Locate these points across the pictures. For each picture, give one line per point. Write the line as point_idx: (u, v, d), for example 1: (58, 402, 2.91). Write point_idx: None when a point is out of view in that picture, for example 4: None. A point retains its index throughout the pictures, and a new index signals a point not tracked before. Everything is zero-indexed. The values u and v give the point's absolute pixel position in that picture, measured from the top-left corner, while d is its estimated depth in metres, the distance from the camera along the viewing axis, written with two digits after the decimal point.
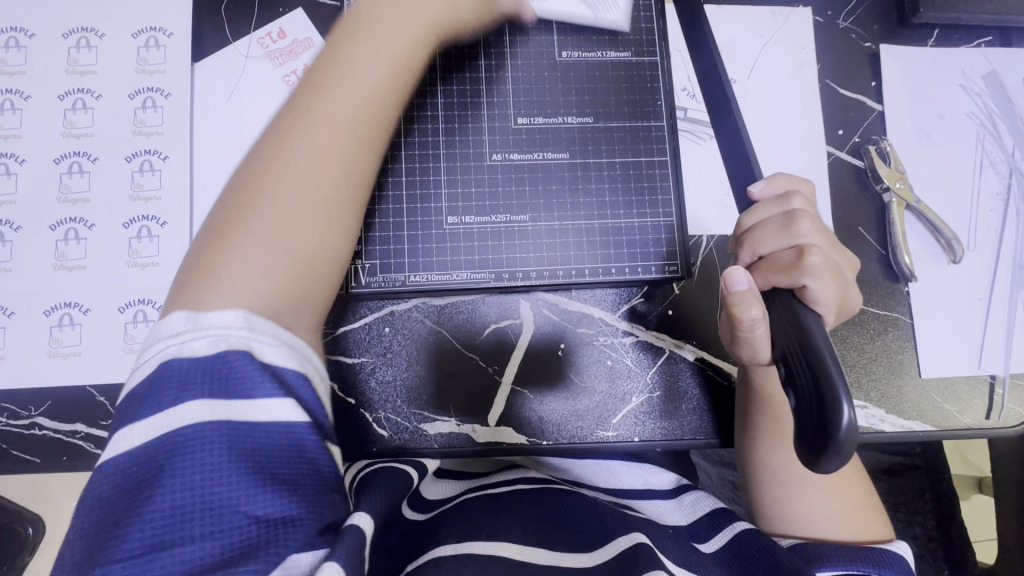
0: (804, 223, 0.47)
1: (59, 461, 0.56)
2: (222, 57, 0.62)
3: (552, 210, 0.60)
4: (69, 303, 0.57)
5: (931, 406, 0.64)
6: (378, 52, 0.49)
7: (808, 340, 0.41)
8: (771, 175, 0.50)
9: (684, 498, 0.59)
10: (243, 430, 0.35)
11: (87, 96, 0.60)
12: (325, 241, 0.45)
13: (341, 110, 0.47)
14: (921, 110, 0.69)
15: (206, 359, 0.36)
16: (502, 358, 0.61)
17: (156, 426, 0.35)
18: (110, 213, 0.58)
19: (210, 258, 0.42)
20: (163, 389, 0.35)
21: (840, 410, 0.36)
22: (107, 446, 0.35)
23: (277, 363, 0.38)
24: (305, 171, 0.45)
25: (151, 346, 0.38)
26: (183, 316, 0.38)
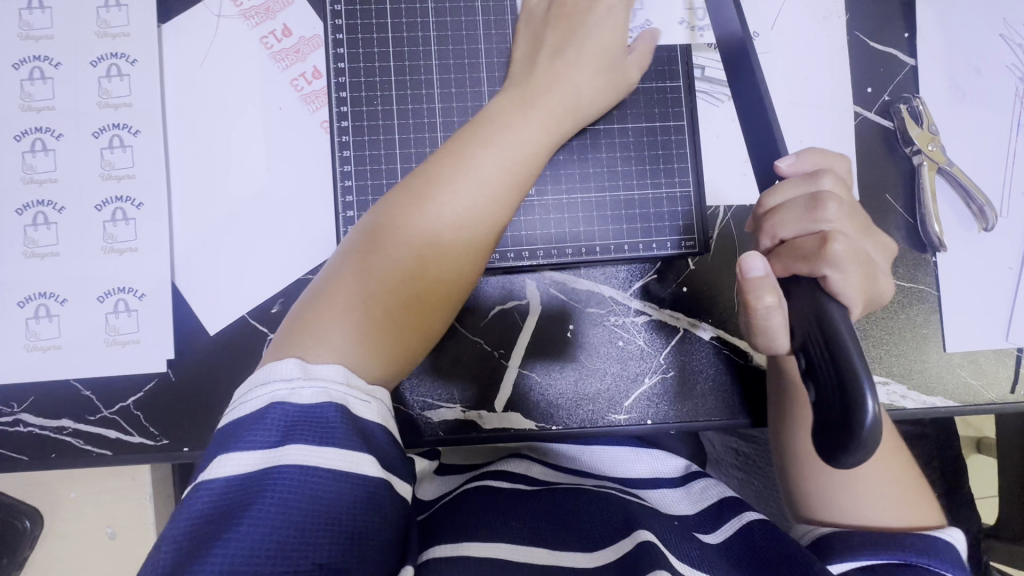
0: (831, 207, 0.41)
1: (47, 459, 0.53)
2: (191, 18, 0.56)
3: (560, 183, 0.56)
4: (44, 294, 0.53)
5: (955, 381, 0.61)
6: (554, 91, 0.50)
7: (829, 329, 0.38)
8: (799, 151, 0.46)
9: (693, 485, 0.57)
10: (328, 479, 0.34)
11: (45, 64, 0.54)
12: (440, 283, 0.44)
13: (514, 142, 0.47)
14: (956, 63, 0.63)
15: (310, 411, 0.35)
16: (509, 341, 0.58)
17: (255, 459, 0.34)
18: (81, 193, 0.54)
19: (320, 309, 0.41)
20: (267, 431, 0.35)
21: (869, 406, 0.34)
22: (205, 470, 0.34)
23: (371, 424, 0.37)
24: (442, 213, 0.44)
25: (259, 386, 0.37)
26: (296, 365, 0.37)
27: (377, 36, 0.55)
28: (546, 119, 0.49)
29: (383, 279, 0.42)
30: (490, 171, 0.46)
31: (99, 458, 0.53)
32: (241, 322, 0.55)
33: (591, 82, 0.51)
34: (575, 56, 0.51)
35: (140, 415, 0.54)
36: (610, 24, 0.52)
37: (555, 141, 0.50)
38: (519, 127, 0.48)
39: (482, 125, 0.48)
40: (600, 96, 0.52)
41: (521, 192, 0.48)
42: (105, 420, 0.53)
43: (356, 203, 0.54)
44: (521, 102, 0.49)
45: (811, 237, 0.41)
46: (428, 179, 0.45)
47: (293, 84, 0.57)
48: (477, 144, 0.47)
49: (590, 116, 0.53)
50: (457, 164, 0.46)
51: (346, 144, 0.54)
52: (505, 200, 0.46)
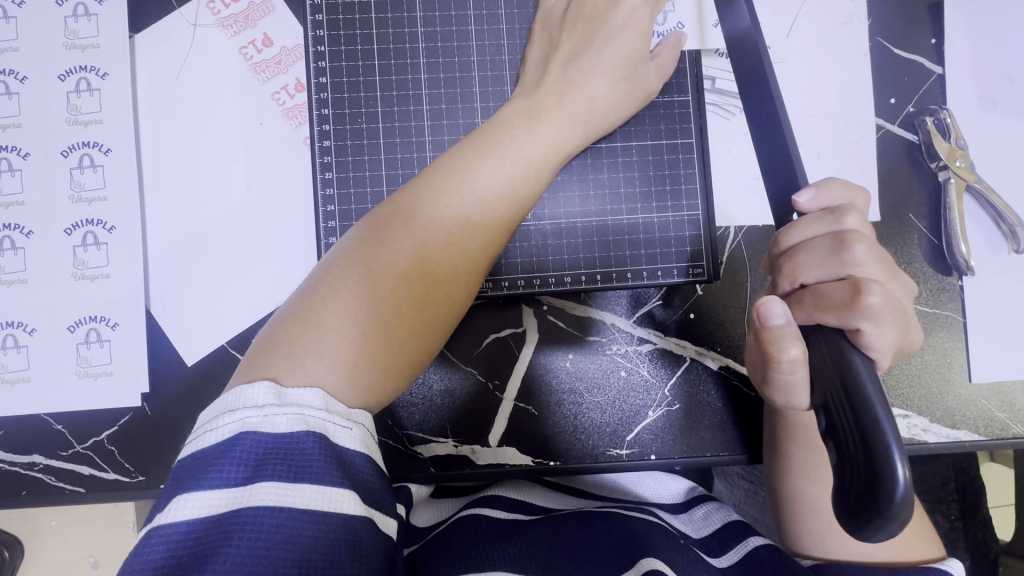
0: (859, 249, 0.37)
1: (18, 496, 0.50)
2: (164, 26, 0.52)
3: (558, 206, 0.52)
4: (12, 323, 0.50)
5: (980, 414, 0.57)
6: (564, 102, 0.46)
7: (854, 388, 0.33)
8: (823, 180, 0.40)
9: (696, 510, 0.52)
10: (304, 518, 0.30)
11: (11, 78, 0.51)
12: (429, 311, 0.40)
13: (517, 155, 0.43)
14: (987, 72, 0.59)
15: (284, 442, 0.32)
16: (504, 372, 0.54)
17: (220, 498, 0.31)
18: (49, 216, 0.51)
19: (296, 332, 0.37)
20: (235, 466, 0.31)
21: (897, 474, 0.29)
22: (164, 510, 0.31)
23: (353, 455, 0.34)
24: (434, 232, 0.41)
25: (227, 413, 0.33)
26: (268, 391, 0.33)
27: (362, 47, 0.51)
28: (554, 131, 0.45)
29: (368, 299, 0.38)
30: (485, 185, 0.42)
31: (72, 496, 0.50)
32: (220, 351, 0.51)
33: (606, 91, 0.47)
34: (589, 65, 0.47)
35: (114, 450, 0.51)
36: (633, 29, 0.48)
37: (560, 159, 0.46)
38: (523, 139, 0.44)
39: (482, 135, 0.44)
40: (620, 104, 0.48)
41: (519, 210, 0.44)
42: (77, 455, 0.51)
43: (339, 228, 0.51)
44: (527, 112, 0.45)
45: (838, 284, 0.37)
46: (419, 193, 0.42)
47: (273, 98, 0.53)
48: (475, 156, 0.43)
49: (604, 130, 0.49)
50: (454, 178, 0.42)
51: (329, 164, 0.51)
52: (501, 218, 0.43)
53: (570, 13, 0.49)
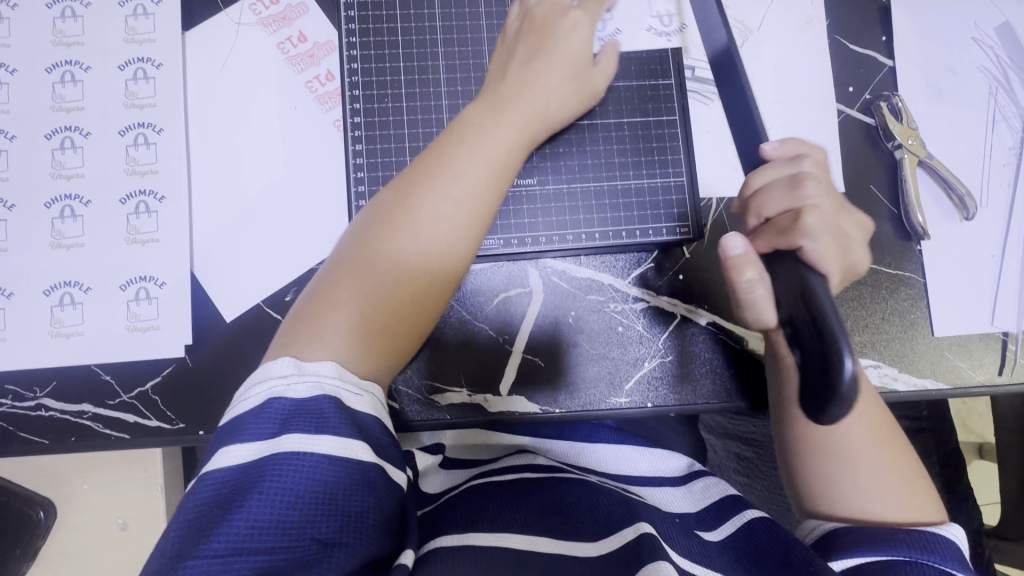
0: (810, 185, 0.45)
1: (67, 442, 0.55)
2: (213, 25, 0.60)
3: (559, 175, 0.59)
4: (69, 283, 0.56)
5: (943, 365, 0.63)
6: (529, 96, 0.52)
7: (811, 298, 0.40)
8: (785, 138, 0.49)
9: (693, 485, 0.59)
10: (326, 464, 0.36)
11: (76, 68, 0.58)
12: (429, 284, 0.47)
13: (494, 144, 0.49)
14: (932, 64, 0.67)
15: (305, 404, 0.38)
16: (512, 327, 0.60)
17: (255, 449, 0.36)
18: (106, 188, 0.57)
19: (315, 316, 0.44)
20: (267, 423, 0.37)
21: (846, 367, 0.36)
22: (207, 463, 0.36)
23: (362, 416, 0.40)
24: (428, 217, 0.46)
25: (258, 384, 0.39)
26: (290, 363, 0.39)
27: (387, 39, 0.58)
28: (518, 120, 0.51)
29: (376, 276, 0.45)
30: (466, 170, 0.48)
31: (118, 441, 0.55)
32: (256, 309, 0.57)
33: (567, 78, 0.54)
34: (556, 57, 0.54)
35: (157, 399, 0.56)
36: (577, 36, 0.55)
37: (530, 142, 0.52)
38: (494, 129, 0.50)
39: (457, 130, 0.50)
40: (575, 99, 0.55)
41: (503, 186, 0.50)
42: (124, 404, 0.55)
43: (368, 193, 0.57)
44: (493, 105, 0.51)
45: (789, 213, 0.45)
46: (411, 181, 0.48)
47: (307, 86, 0.60)
48: (455, 148, 0.49)
49: (560, 120, 0.56)
50: (440, 169, 0.48)
51: (358, 138, 0.57)
52: (487, 198, 0.49)
53: (523, 25, 0.56)
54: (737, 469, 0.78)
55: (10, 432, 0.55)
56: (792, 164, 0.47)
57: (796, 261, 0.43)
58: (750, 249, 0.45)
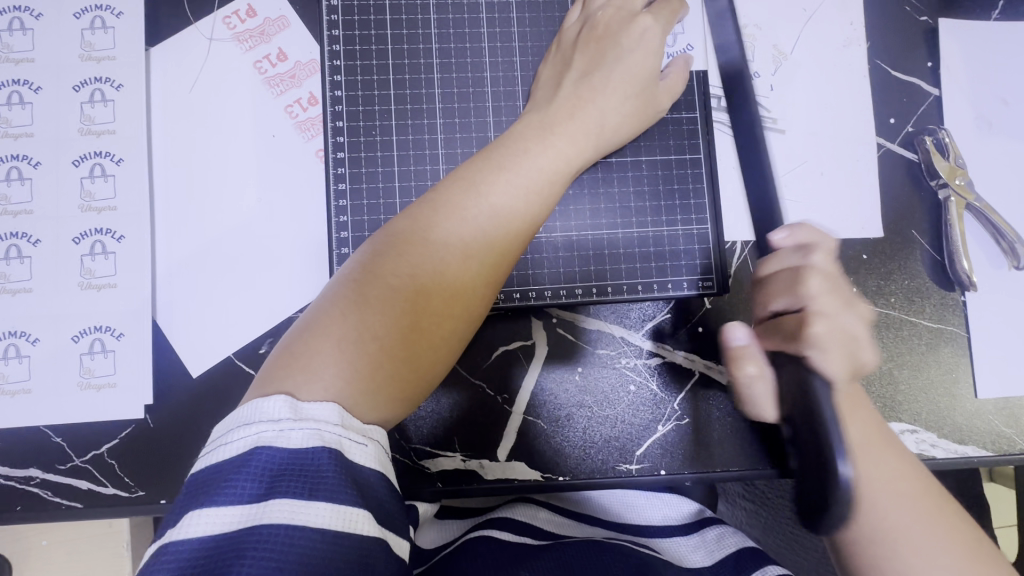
0: (812, 283, 0.41)
1: (12, 512, 0.49)
2: (181, 41, 0.53)
3: (568, 218, 0.52)
4: (15, 332, 0.49)
5: (988, 429, 0.57)
6: (581, 115, 0.46)
7: (814, 405, 0.40)
8: (795, 222, 0.44)
9: (707, 533, 0.54)
10: (320, 538, 0.30)
11: (25, 89, 0.51)
12: (444, 325, 0.40)
13: (531, 168, 0.43)
14: (983, 95, 0.61)
15: (299, 458, 0.32)
16: (511, 385, 0.54)
17: (235, 514, 0.30)
18: (59, 225, 0.50)
19: (310, 344, 0.37)
20: (252, 481, 0.31)
21: (843, 479, 0.38)
22: (177, 526, 0.30)
23: (367, 472, 0.34)
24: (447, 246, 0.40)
25: (243, 427, 0.33)
26: (285, 405, 0.33)
27: (376, 62, 0.52)
28: (567, 143, 0.45)
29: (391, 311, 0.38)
30: (502, 197, 0.42)
31: (70, 511, 0.49)
32: (226, 363, 0.51)
33: (627, 97, 0.48)
34: (610, 75, 0.47)
35: (114, 464, 0.50)
36: (645, 48, 0.49)
37: (574, 171, 0.46)
38: (535, 152, 0.44)
39: (496, 149, 0.44)
40: (628, 122, 0.49)
41: (537, 218, 0.44)
42: (76, 469, 0.49)
43: (351, 238, 0.51)
44: (540, 126, 0.46)
45: (795, 315, 0.42)
46: (436, 205, 0.42)
47: (287, 110, 0.54)
48: (490, 169, 0.43)
49: (614, 145, 0.49)
50: (470, 192, 0.42)
51: (342, 175, 0.51)
52: (518, 231, 0.42)
53: (583, 33, 0.50)
54: (742, 494, 0.73)
55: None
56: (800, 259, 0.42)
57: (801, 367, 0.41)
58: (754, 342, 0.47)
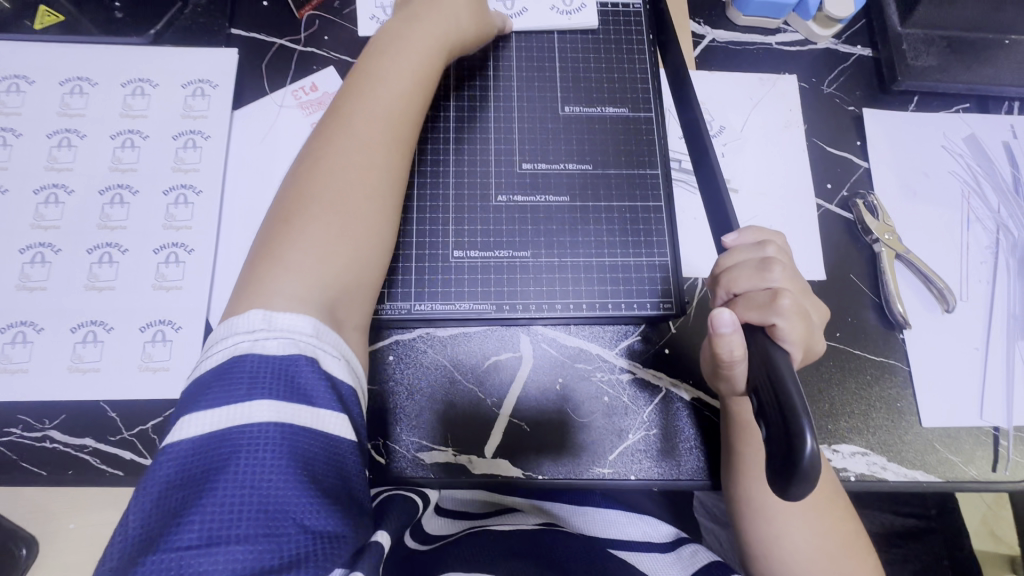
0: (776, 269, 0.48)
1: (64, 475, 0.57)
2: (259, 106, 0.69)
3: (552, 250, 0.64)
4: (95, 321, 0.60)
5: (935, 457, 0.63)
6: (376, 92, 0.56)
7: (777, 375, 0.42)
8: (743, 227, 0.52)
9: (683, 551, 0.58)
10: (297, 435, 0.38)
11: (136, 136, 0.66)
12: (357, 251, 0.51)
13: (355, 136, 0.54)
14: (906, 168, 0.73)
15: (277, 362, 0.41)
16: (501, 390, 0.62)
17: (222, 419, 0.38)
18: (144, 239, 0.63)
19: (263, 260, 0.48)
20: (236, 386, 0.39)
21: (807, 448, 0.37)
22: (172, 434, 0.38)
23: (337, 377, 0.43)
24: (350, 199, 0.52)
25: (222, 340, 0.43)
26: (259, 315, 0.43)
27: None
28: (372, 121, 0.55)
29: (315, 227, 0.50)
30: (354, 152, 0.54)
31: (113, 478, 0.57)
32: None
33: (416, 83, 0.58)
34: (371, 69, 0.58)
35: (156, 438, 0.58)
36: (464, 18, 0.63)
37: (405, 125, 0.57)
38: (360, 126, 0.55)
39: (325, 130, 0.55)
40: (465, 42, 0.64)
41: (405, 127, 0.57)
42: (123, 440, 0.58)
43: None
44: (333, 112, 0.56)
45: (764, 292, 0.48)
46: (315, 160, 0.53)
47: None
48: (330, 143, 0.54)
49: (461, 55, 0.64)
50: (344, 162, 0.53)
51: None
52: (406, 124, 0.57)
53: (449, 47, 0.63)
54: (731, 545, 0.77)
55: (12, 462, 0.57)
56: (759, 268, 0.49)
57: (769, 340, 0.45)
58: (739, 327, 0.45)
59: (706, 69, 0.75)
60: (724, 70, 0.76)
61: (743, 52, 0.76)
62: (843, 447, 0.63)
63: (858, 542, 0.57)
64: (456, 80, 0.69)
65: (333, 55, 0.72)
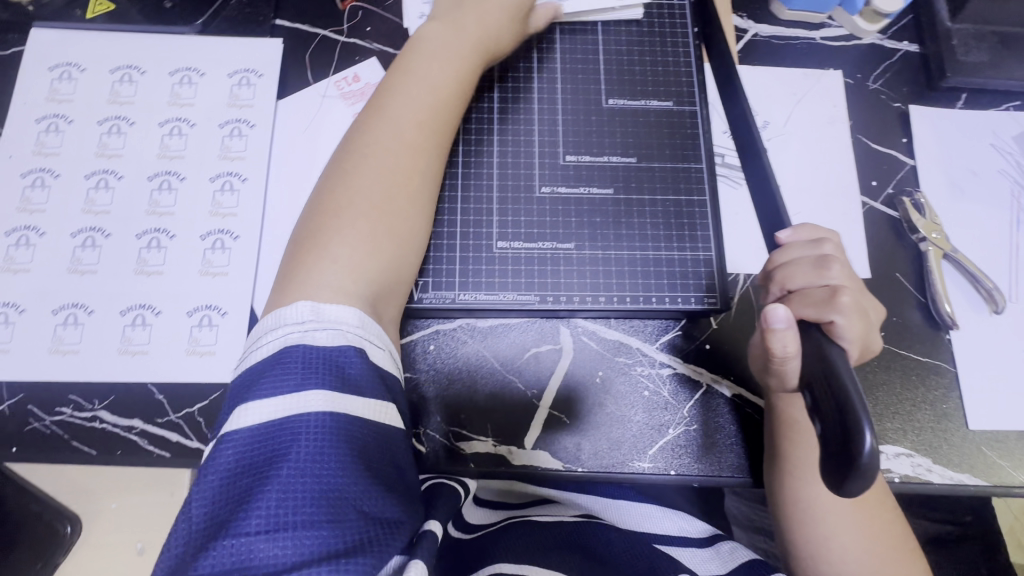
0: (835, 267, 0.47)
1: (113, 455, 0.58)
2: (303, 96, 0.70)
3: (594, 243, 0.63)
4: (143, 305, 0.61)
5: (982, 460, 0.62)
6: (426, 83, 0.59)
7: (832, 371, 0.41)
8: (799, 223, 0.50)
9: (720, 546, 0.58)
10: (352, 423, 0.41)
11: (183, 124, 0.67)
12: (398, 242, 0.53)
13: (403, 119, 0.56)
14: (955, 166, 0.71)
15: (326, 353, 0.43)
16: (541, 382, 0.62)
17: (279, 405, 0.40)
18: (191, 225, 0.64)
19: (304, 260, 0.50)
20: (290, 374, 0.41)
21: (866, 443, 0.37)
22: (230, 422, 0.40)
23: (382, 367, 0.46)
24: (386, 188, 0.54)
25: (273, 330, 0.45)
26: (307, 308, 0.45)
27: None
28: (418, 108, 0.57)
29: (352, 217, 0.52)
30: (396, 130, 0.56)
31: (160, 458, 0.58)
32: None
33: (461, 77, 0.61)
34: (417, 63, 0.60)
35: (202, 421, 0.59)
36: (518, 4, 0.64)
37: (445, 106, 0.59)
38: (401, 108, 0.57)
39: (371, 116, 0.57)
40: (512, 24, 0.64)
41: (447, 107, 0.59)
42: (170, 422, 0.59)
43: None
44: (378, 98, 0.58)
45: (821, 289, 0.46)
46: (354, 150, 0.55)
47: None
48: (372, 126, 0.56)
49: (507, 45, 0.65)
50: (382, 148, 0.55)
51: None
52: (446, 100, 0.59)
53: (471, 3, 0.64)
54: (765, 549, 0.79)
55: (63, 441, 0.58)
56: (817, 265, 0.47)
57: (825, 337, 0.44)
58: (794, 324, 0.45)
59: (749, 63, 0.74)
60: (767, 65, 0.75)
61: (787, 46, 0.75)
62: (887, 448, 0.62)
63: (904, 542, 0.56)
64: (498, 71, 0.69)
65: (376, 46, 0.72)
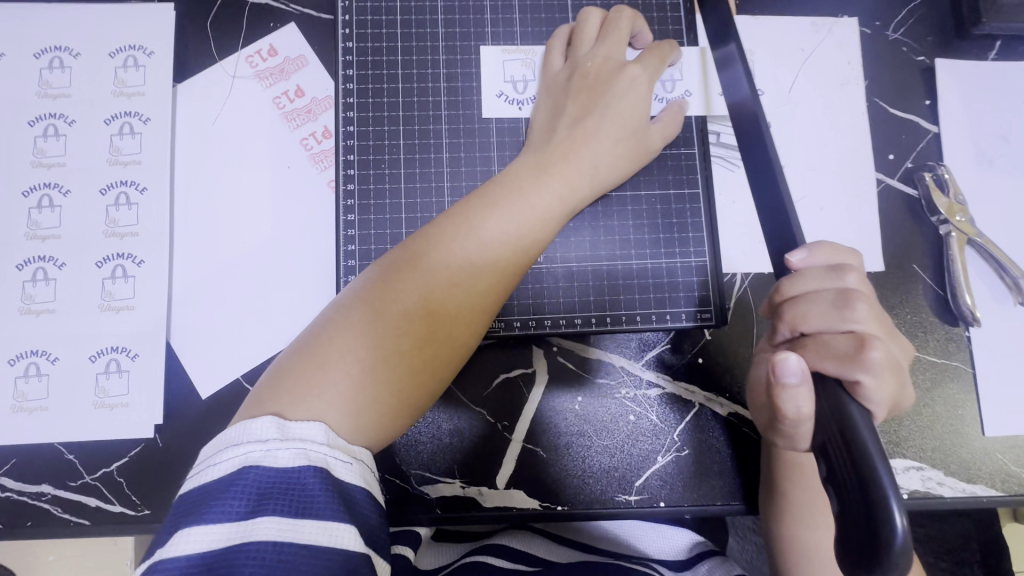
0: (861, 306, 0.39)
1: (22, 527, 0.50)
2: (207, 77, 0.57)
3: (568, 250, 0.54)
4: (36, 352, 0.52)
5: (997, 469, 0.56)
6: (516, 206, 0.46)
7: (852, 433, 0.34)
8: (814, 242, 0.41)
9: (698, 567, 0.55)
10: (307, 553, 0.31)
11: (59, 121, 0.55)
12: (420, 366, 0.41)
13: (463, 267, 0.43)
14: (983, 132, 0.61)
15: (287, 477, 0.33)
16: (513, 413, 0.54)
17: (223, 532, 0.31)
18: (83, 250, 0.53)
19: (296, 378, 0.38)
20: (240, 498, 0.32)
21: (897, 531, 0.30)
22: (168, 544, 0.31)
23: (349, 488, 0.34)
24: (416, 319, 0.41)
25: (229, 448, 0.34)
26: (272, 425, 0.34)
27: (387, 100, 0.55)
28: (482, 267, 0.44)
29: (356, 343, 0.39)
30: (431, 297, 0.42)
31: (77, 528, 0.50)
32: (235, 385, 0.52)
33: (565, 183, 0.48)
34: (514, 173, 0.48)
35: (123, 483, 0.51)
36: (635, 95, 0.51)
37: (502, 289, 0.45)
38: (450, 277, 0.43)
39: (418, 239, 0.44)
40: (619, 162, 0.51)
41: (505, 281, 0.45)
42: (86, 486, 0.51)
43: (358, 266, 0.52)
44: (440, 232, 0.44)
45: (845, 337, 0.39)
46: (411, 252, 0.43)
47: (302, 143, 0.57)
48: (404, 290, 0.42)
49: (608, 186, 0.51)
50: (434, 257, 0.43)
51: (351, 206, 0.53)
52: (476, 312, 0.43)
53: (574, 81, 0.52)
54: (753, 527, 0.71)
55: None
56: (838, 304, 0.39)
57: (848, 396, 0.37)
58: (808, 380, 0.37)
59: (749, 14, 0.61)
60: (770, 14, 0.62)
61: None
62: (896, 462, 0.56)
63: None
64: (445, 39, 0.56)
65: (293, 8, 0.58)
